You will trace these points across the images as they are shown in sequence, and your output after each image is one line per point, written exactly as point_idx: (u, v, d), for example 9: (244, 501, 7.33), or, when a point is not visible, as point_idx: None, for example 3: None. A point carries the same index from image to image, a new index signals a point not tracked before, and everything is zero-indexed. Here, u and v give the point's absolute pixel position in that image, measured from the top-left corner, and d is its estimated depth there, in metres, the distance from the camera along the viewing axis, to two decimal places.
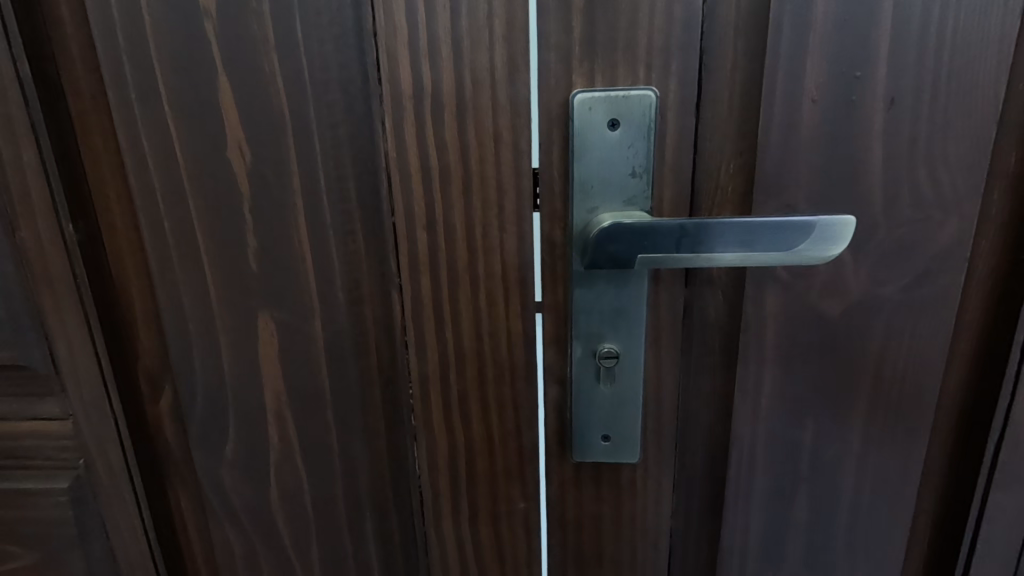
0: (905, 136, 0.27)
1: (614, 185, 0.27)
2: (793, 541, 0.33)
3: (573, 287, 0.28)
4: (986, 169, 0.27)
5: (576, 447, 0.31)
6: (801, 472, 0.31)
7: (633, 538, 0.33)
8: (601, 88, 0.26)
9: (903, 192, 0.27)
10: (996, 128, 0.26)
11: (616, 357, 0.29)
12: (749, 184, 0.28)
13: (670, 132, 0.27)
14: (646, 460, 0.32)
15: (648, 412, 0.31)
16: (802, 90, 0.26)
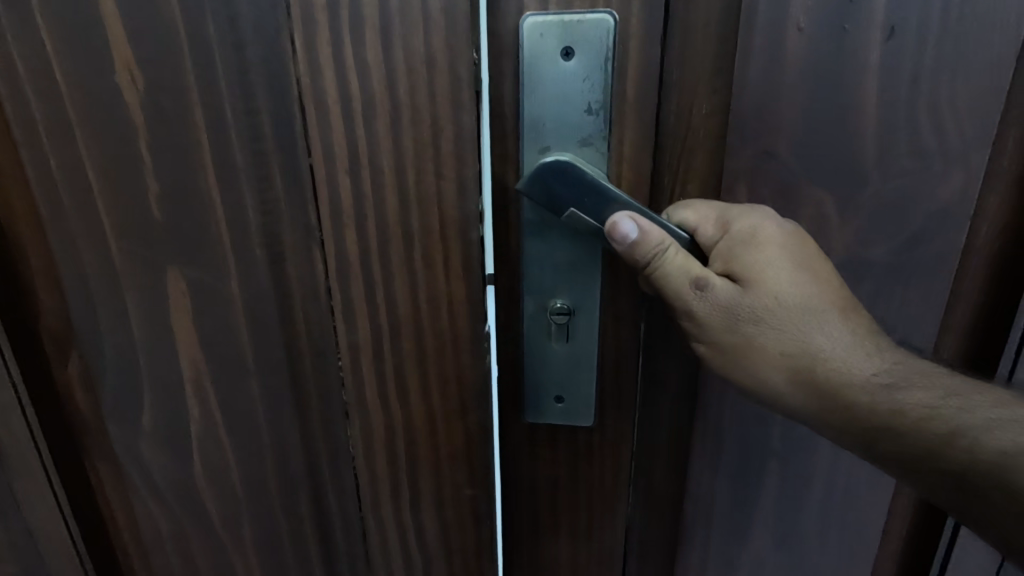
0: (907, 70, 0.23)
1: (566, 124, 0.24)
2: (760, 519, 0.30)
3: (523, 238, 0.25)
4: (1000, 111, 0.23)
5: (528, 409, 0.28)
6: (771, 445, 0.28)
7: (589, 515, 0.31)
8: (555, 11, 0.23)
9: (901, 138, 0.24)
10: (1015, 61, 0.23)
11: (571, 313, 0.26)
12: (725, 127, 0.24)
13: (631, 64, 0.23)
14: (603, 427, 0.29)
15: (605, 379, 0.28)
16: (787, 16, 0.23)
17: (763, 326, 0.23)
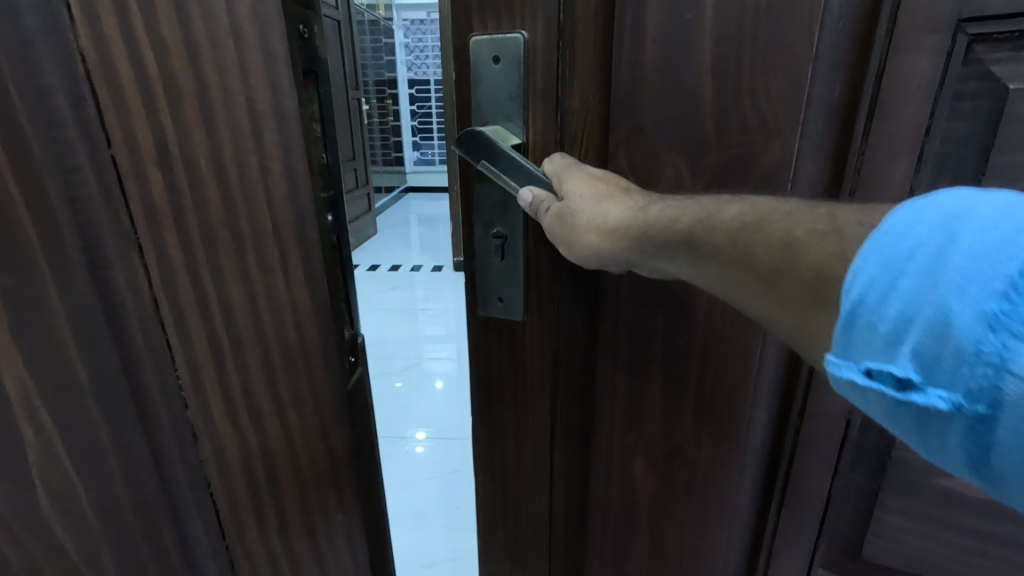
0: (732, 68, 0.33)
1: (498, 106, 0.37)
2: (651, 396, 0.44)
3: (474, 184, 0.40)
4: (803, 97, 0.34)
5: (480, 302, 0.44)
6: (657, 339, 0.42)
7: (530, 401, 0.46)
8: (488, 33, 0.36)
9: (733, 118, 0.34)
10: (811, 61, 0.33)
11: (503, 241, 0.41)
12: (606, 108, 0.36)
13: (539, 66, 0.36)
14: (529, 320, 0.43)
15: (530, 286, 0.42)
16: (644, 31, 0.33)
17: (581, 219, 0.35)
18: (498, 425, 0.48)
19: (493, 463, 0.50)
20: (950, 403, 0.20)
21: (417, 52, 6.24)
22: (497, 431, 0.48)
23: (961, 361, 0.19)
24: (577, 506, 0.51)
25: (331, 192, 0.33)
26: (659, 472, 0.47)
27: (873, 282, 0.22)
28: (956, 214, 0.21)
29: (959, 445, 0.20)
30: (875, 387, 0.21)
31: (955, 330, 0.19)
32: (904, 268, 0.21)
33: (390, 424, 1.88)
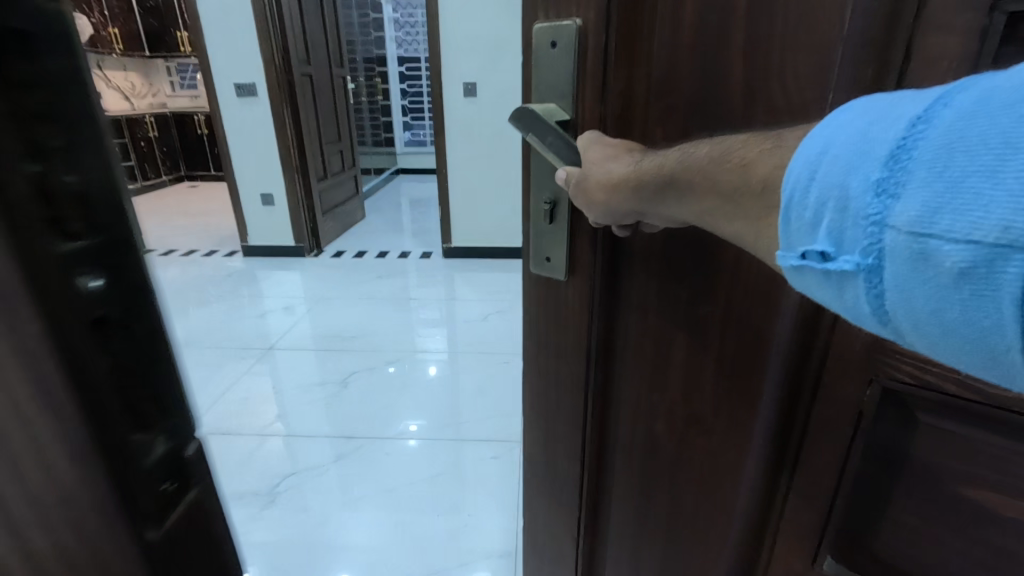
0: (761, 55, 0.38)
1: (553, 83, 0.47)
2: (674, 351, 0.54)
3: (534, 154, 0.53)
4: (832, 82, 0.37)
5: (535, 260, 0.58)
6: (682, 305, 0.51)
7: (573, 340, 0.59)
8: (550, 22, 0.46)
9: (763, 100, 0.39)
10: (842, 45, 0.36)
11: (551, 211, 0.54)
12: (645, 88, 0.43)
13: (588, 47, 0.45)
14: (570, 279, 0.57)
15: (571, 251, 0.56)
16: (681, 20, 0.40)
17: (592, 173, 0.44)
18: (545, 363, 0.63)
19: (544, 384, 0.65)
20: (853, 264, 0.29)
21: (406, 29, 6.32)
22: (549, 360, 0.63)
23: (858, 226, 0.28)
24: (606, 432, 0.63)
25: (87, 241, 0.24)
26: (676, 415, 0.57)
27: (796, 182, 0.32)
28: (870, 123, 0.29)
29: (864, 295, 0.29)
30: (807, 265, 0.31)
31: (854, 202, 0.29)
32: (819, 163, 0.30)
33: (371, 424, 2.04)
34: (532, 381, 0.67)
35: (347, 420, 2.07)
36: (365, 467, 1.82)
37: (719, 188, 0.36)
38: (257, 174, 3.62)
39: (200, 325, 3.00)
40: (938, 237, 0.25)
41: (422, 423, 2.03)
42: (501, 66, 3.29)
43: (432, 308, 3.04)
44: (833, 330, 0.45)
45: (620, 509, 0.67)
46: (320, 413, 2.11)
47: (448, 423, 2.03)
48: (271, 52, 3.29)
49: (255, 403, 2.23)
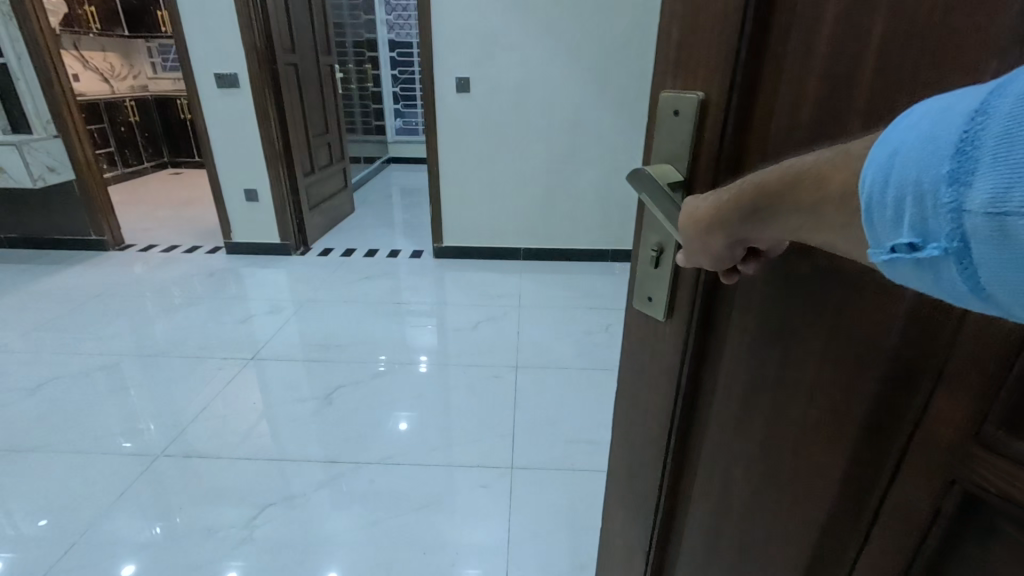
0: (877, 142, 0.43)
1: (674, 145, 0.56)
2: (763, 399, 0.63)
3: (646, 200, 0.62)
4: None
5: (639, 295, 0.71)
6: (775, 361, 0.60)
7: (664, 375, 0.71)
8: (677, 92, 0.55)
9: None
10: None
11: (658, 258, 0.66)
12: (756, 158, 0.51)
13: (710, 117, 0.53)
14: (670, 319, 0.68)
15: (673, 295, 0.66)
16: (800, 105, 0.47)
17: (688, 210, 0.51)
18: (645, 379, 0.76)
19: (637, 405, 0.79)
20: (941, 250, 0.30)
21: (398, 12, 6.15)
22: (643, 386, 0.76)
23: (938, 210, 0.30)
24: (687, 453, 0.75)
25: None
26: (754, 454, 0.66)
27: (873, 180, 0.33)
28: (936, 121, 0.31)
29: (957, 272, 0.31)
30: (898, 256, 0.33)
31: (931, 191, 0.30)
32: (891, 165, 0.32)
33: (346, 447, 2.03)
34: (628, 398, 0.80)
35: (332, 446, 2.03)
36: (338, 515, 1.74)
37: (805, 206, 0.40)
38: (239, 168, 3.48)
39: (183, 331, 2.91)
40: (1016, 213, 0.26)
41: (409, 452, 1.99)
42: (494, 60, 3.19)
43: (416, 317, 2.94)
44: (921, 419, 0.49)
45: (696, 517, 0.78)
46: (310, 430, 2.12)
47: (435, 448, 2.00)
48: (252, 40, 3.12)
49: (240, 425, 2.17)
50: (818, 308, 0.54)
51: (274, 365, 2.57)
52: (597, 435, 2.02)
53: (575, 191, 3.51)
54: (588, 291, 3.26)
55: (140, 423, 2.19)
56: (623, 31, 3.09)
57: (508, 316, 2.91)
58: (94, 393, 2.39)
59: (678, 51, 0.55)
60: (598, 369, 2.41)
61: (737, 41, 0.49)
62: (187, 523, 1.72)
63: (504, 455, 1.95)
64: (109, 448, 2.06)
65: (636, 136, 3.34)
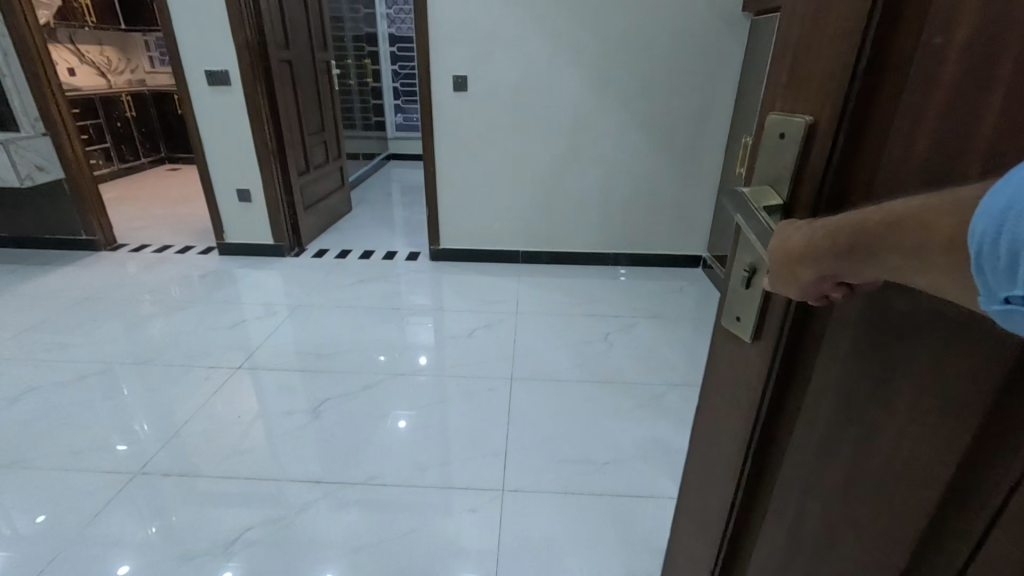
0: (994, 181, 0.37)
1: (776, 168, 0.55)
2: (844, 441, 0.56)
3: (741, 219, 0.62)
4: None
5: (727, 314, 0.69)
6: (861, 399, 0.53)
7: (747, 387, 0.68)
8: (786, 114, 0.54)
9: None
10: None
11: (747, 279, 0.63)
12: (866, 190, 0.48)
13: (818, 142, 0.50)
14: (758, 342, 0.64)
15: (761, 318, 0.63)
16: (915, 138, 0.43)
17: (781, 236, 0.49)
18: (732, 399, 0.72)
19: (720, 411, 0.75)
20: None
21: (398, 6, 6.05)
22: (727, 393, 0.73)
23: None
24: (768, 482, 0.70)
25: None
26: (826, 499, 0.59)
27: (985, 232, 0.32)
28: None
29: None
30: (1014, 310, 0.31)
31: None
32: (1005, 215, 0.30)
33: (333, 462, 1.95)
34: (712, 403, 0.77)
35: (323, 459, 1.96)
36: (333, 525, 1.69)
37: (907, 246, 0.37)
38: (230, 168, 3.40)
39: (175, 334, 2.84)
40: None
41: (394, 470, 1.90)
42: (494, 59, 3.09)
43: (407, 326, 2.85)
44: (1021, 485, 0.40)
45: (767, 556, 0.72)
46: (299, 443, 2.04)
47: (424, 466, 1.92)
48: (245, 37, 3.03)
49: (230, 435, 2.11)
50: (920, 345, 0.46)
51: (263, 373, 2.49)
52: (593, 454, 1.93)
53: (577, 194, 3.42)
54: (589, 296, 3.17)
55: (126, 435, 2.12)
56: (626, 28, 2.99)
57: (506, 322, 2.84)
58: (83, 399, 2.33)
59: (790, 77, 0.54)
60: (597, 382, 2.33)
61: (853, 64, 0.46)
62: (185, 531, 1.68)
63: (496, 477, 1.86)
64: (100, 455, 2.01)
65: (640, 137, 3.24)
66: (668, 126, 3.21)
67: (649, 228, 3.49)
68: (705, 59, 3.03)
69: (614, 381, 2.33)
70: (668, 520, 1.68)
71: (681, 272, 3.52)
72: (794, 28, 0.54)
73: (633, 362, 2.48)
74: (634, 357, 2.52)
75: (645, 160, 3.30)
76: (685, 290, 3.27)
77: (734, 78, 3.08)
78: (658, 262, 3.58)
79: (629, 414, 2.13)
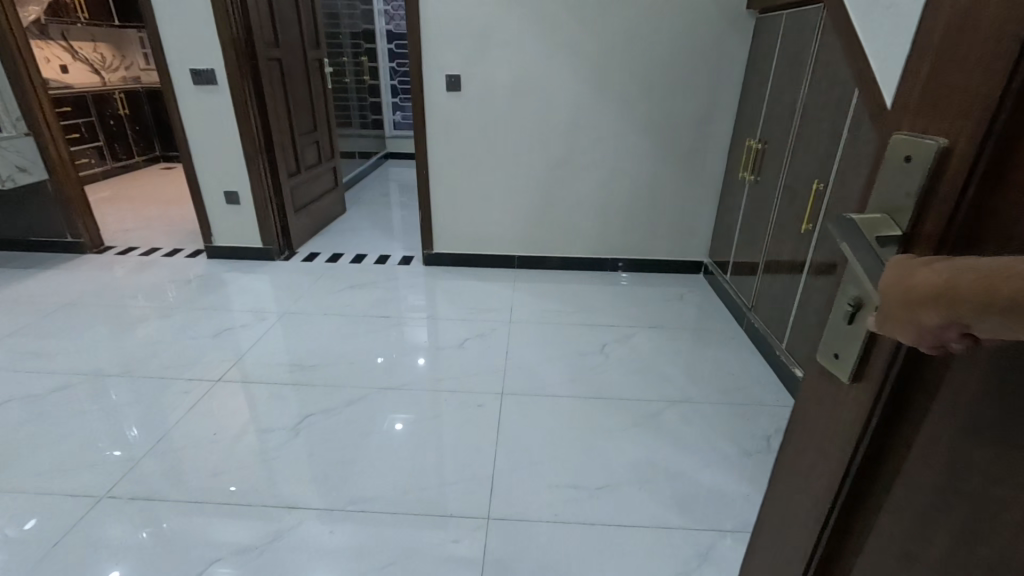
0: None
1: (896, 196, 0.48)
2: (963, 507, 0.47)
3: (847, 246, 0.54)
4: None
5: (821, 349, 0.60)
6: (989, 460, 0.44)
7: (839, 435, 0.59)
8: (913, 134, 0.47)
9: None
10: None
11: (851, 313, 0.54)
12: (1004, 231, 0.39)
13: (951, 171, 0.43)
14: (856, 385, 0.56)
15: (862, 359, 0.54)
16: None
17: (901, 268, 0.43)
18: (819, 443, 0.64)
19: (804, 453, 0.67)
20: None
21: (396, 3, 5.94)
22: (815, 436, 0.65)
23: None
24: (852, 542, 0.61)
25: None
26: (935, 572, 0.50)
27: None
28: None
29: None
30: None
31: None
32: None
33: (331, 477, 1.90)
34: (797, 442, 0.69)
35: (321, 475, 1.91)
36: (329, 537, 1.68)
37: None
38: (213, 168, 3.30)
39: (158, 341, 2.74)
40: None
41: (370, 494, 1.82)
42: (488, 57, 2.98)
43: (395, 336, 2.76)
44: None
45: None
46: (291, 459, 1.99)
47: (403, 492, 1.83)
48: (231, 34, 2.93)
49: (223, 446, 2.06)
50: None
51: (245, 384, 2.41)
52: (584, 480, 1.83)
53: (574, 197, 3.31)
54: (586, 304, 3.07)
55: (120, 447, 2.07)
56: (626, 26, 2.88)
57: (498, 332, 2.75)
58: (77, 406, 2.28)
59: (924, 91, 0.46)
60: (591, 398, 2.23)
61: (1006, 82, 0.38)
62: (177, 538, 1.68)
63: (482, 503, 1.77)
64: (92, 462, 1.99)
65: (640, 138, 3.13)
66: (670, 127, 3.09)
67: (649, 233, 3.38)
68: (708, 57, 2.91)
69: (608, 397, 2.23)
70: (664, 550, 1.59)
71: (682, 279, 3.42)
72: (932, 34, 0.46)
73: (630, 376, 2.38)
74: (631, 371, 2.42)
75: (645, 163, 3.18)
76: (686, 297, 3.16)
77: (739, 77, 2.96)
78: (658, 267, 3.48)
79: (623, 433, 2.04)
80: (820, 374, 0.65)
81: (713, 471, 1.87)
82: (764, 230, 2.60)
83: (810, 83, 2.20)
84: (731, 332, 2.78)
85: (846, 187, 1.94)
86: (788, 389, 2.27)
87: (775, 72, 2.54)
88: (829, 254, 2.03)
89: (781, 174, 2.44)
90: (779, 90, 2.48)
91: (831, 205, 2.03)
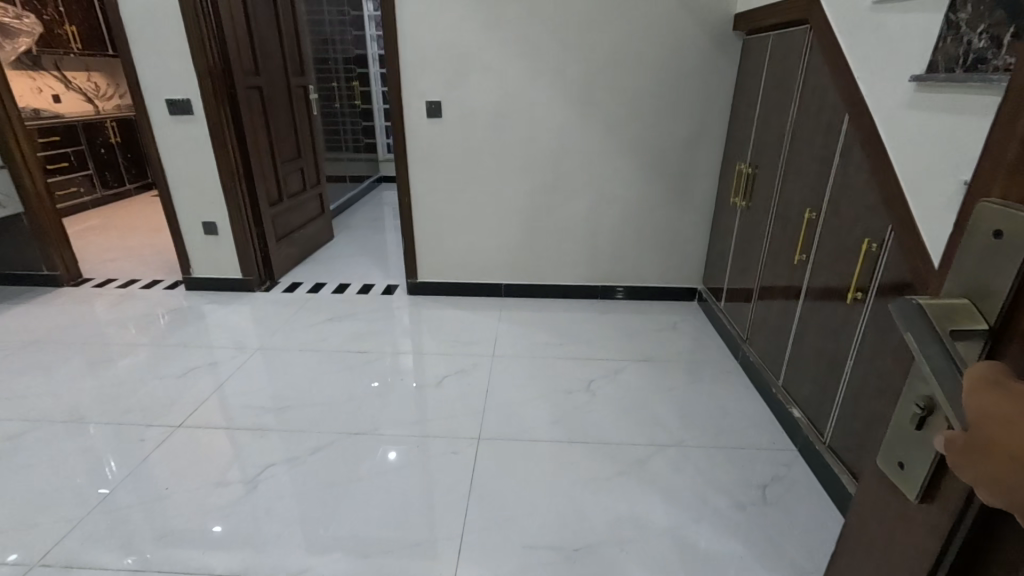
0: None
1: (985, 283, 0.39)
2: None
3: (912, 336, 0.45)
4: None
5: (883, 453, 0.51)
6: None
7: (904, 560, 0.50)
8: (1003, 203, 0.38)
9: None
10: None
11: (921, 420, 0.45)
12: None
13: None
14: (928, 506, 0.47)
15: (933, 474, 0.45)
16: None
17: (989, 392, 0.35)
18: (879, 561, 0.54)
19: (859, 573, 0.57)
20: None
21: None
22: (872, 555, 0.55)
23: None
24: None
25: None
26: None
27: None
28: None
29: None
30: None
31: None
32: None
33: (311, 522, 1.79)
34: (848, 554, 0.59)
35: (299, 520, 1.79)
36: None
37: None
38: (192, 199, 3.22)
39: (129, 378, 2.62)
40: None
41: (335, 553, 1.66)
42: (467, 82, 2.90)
43: (376, 373, 2.63)
44: None
45: None
46: (264, 501, 1.87)
47: (370, 551, 1.67)
48: (206, 63, 2.87)
49: (195, 486, 1.95)
50: None
51: (212, 426, 2.28)
52: (567, 539, 1.68)
53: (562, 224, 3.21)
54: (575, 335, 2.95)
55: (83, 491, 1.94)
56: (610, 48, 2.80)
57: (481, 367, 2.63)
58: (40, 447, 2.15)
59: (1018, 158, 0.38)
60: (577, 442, 2.10)
61: None
62: None
63: (454, 561, 1.63)
64: (54, 506, 1.87)
65: (629, 162, 3.03)
66: (659, 151, 2.99)
67: (641, 260, 3.27)
68: (697, 79, 2.83)
69: (594, 440, 2.10)
70: None
71: (676, 306, 3.29)
72: None
73: (618, 417, 2.24)
74: (621, 411, 2.28)
75: (634, 187, 3.08)
76: (680, 326, 3.04)
77: (728, 98, 2.87)
78: (652, 295, 3.36)
79: (610, 483, 1.89)
80: (876, 476, 0.55)
81: (705, 526, 1.72)
82: (756, 259, 2.48)
83: (799, 106, 2.10)
84: (727, 366, 2.64)
85: (839, 216, 1.82)
86: (785, 430, 2.13)
87: (763, 94, 2.45)
88: (823, 289, 1.91)
89: (773, 199, 2.33)
90: (768, 112, 2.39)
91: (824, 236, 1.92)
